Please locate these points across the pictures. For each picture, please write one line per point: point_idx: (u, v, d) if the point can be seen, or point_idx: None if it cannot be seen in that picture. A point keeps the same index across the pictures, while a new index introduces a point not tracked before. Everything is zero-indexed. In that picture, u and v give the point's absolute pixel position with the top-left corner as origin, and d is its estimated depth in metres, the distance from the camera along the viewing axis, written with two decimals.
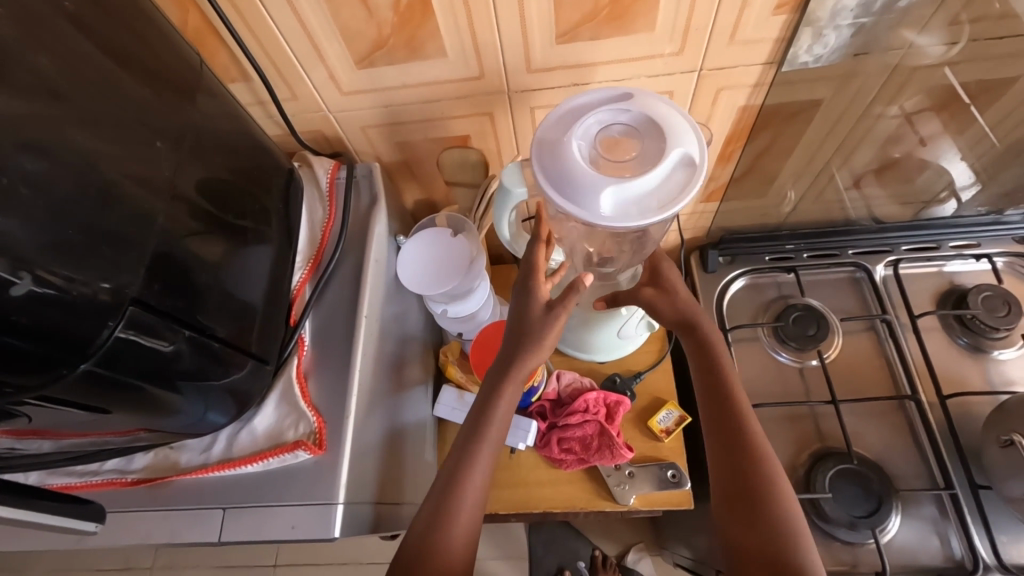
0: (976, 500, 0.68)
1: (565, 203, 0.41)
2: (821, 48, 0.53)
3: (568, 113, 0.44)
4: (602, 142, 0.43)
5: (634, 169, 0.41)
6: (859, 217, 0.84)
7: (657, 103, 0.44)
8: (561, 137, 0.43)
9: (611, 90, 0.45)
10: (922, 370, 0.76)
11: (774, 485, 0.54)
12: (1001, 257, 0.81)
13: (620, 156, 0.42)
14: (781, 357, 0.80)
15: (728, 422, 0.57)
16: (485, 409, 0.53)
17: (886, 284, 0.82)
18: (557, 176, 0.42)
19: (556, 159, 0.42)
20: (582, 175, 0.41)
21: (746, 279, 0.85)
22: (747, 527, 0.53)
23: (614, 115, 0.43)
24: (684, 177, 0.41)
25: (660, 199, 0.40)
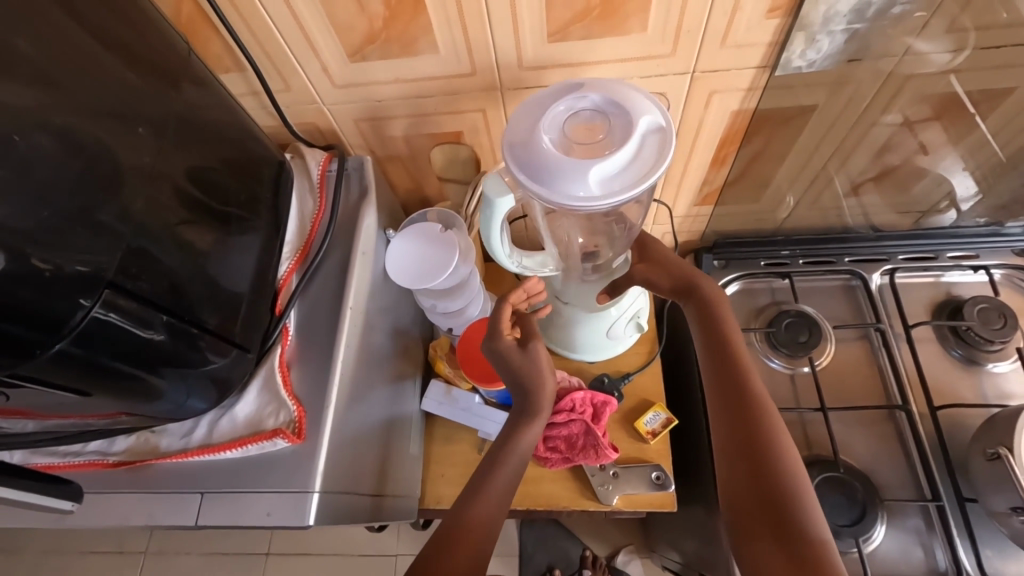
0: (963, 513, 0.68)
1: (548, 188, 0.41)
2: (814, 53, 0.52)
3: (533, 108, 0.45)
4: (571, 130, 0.44)
5: (609, 145, 0.42)
6: (856, 225, 0.83)
7: (616, 86, 0.45)
8: (530, 133, 0.44)
9: (564, 85, 0.47)
10: (914, 381, 0.76)
11: (775, 441, 0.52)
12: (998, 269, 0.81)
13: (591, 137, 0.43)
14: (772, 363, 0.80)
15: (730, 381, 0.56)
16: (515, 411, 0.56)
17: (881, 292, 0.82)
18: (534, 167, 0.42)
19: (530, 153, 0.43)
20: (559, 159, 0.41)
21: (740, 284, 0.85)
22: (749, 483, 0.51)
23: (577, 101, 0.44)
24: (656, 140, 0.41)
25: (642, 167, 0.41)
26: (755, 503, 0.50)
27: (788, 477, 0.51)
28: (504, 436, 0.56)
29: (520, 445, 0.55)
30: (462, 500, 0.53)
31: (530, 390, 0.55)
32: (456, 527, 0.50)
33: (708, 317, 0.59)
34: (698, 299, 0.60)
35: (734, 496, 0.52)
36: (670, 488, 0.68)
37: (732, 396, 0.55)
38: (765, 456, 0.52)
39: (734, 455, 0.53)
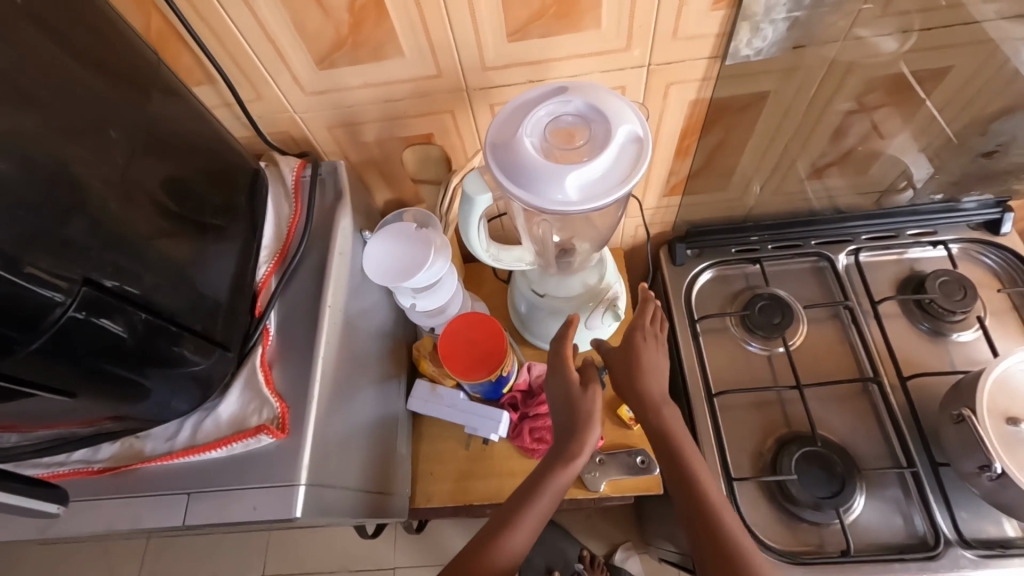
0: (937, 478, 0.70)
1: (529, 195, 0.45)
2: (760, 42, 0.55)
3: (515, 113, 0.48)
4: (553, 133, 0.47)
5: (588, 153, 0.46)
6: (821, 208, 0.86)
7: (594, 90, 0.49)
8: (512, 137, 0.47)
9: (547, 87, 0.49)
10: (884, 354, 0.79)
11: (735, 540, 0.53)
12: (956, 243, 0.84)
13: (572, 143, 0.47)
14: (750, 346, 0.82)
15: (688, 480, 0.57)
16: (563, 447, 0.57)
17: (847, 272, 0.85)
18: (515, 171, 0.45)
19: (512, 157, 0.46)
20: (541, 167, 0.45)
21: (712, 272, 0.88)
22: None
23: (561, 106, 0.47)
24: (634, 150, 0.45)
25: (619, 173, 0.45)
26: None
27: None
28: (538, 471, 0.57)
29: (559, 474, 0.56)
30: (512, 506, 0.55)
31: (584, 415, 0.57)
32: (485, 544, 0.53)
33: (649, 399, 0.59)
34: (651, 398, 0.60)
35: None
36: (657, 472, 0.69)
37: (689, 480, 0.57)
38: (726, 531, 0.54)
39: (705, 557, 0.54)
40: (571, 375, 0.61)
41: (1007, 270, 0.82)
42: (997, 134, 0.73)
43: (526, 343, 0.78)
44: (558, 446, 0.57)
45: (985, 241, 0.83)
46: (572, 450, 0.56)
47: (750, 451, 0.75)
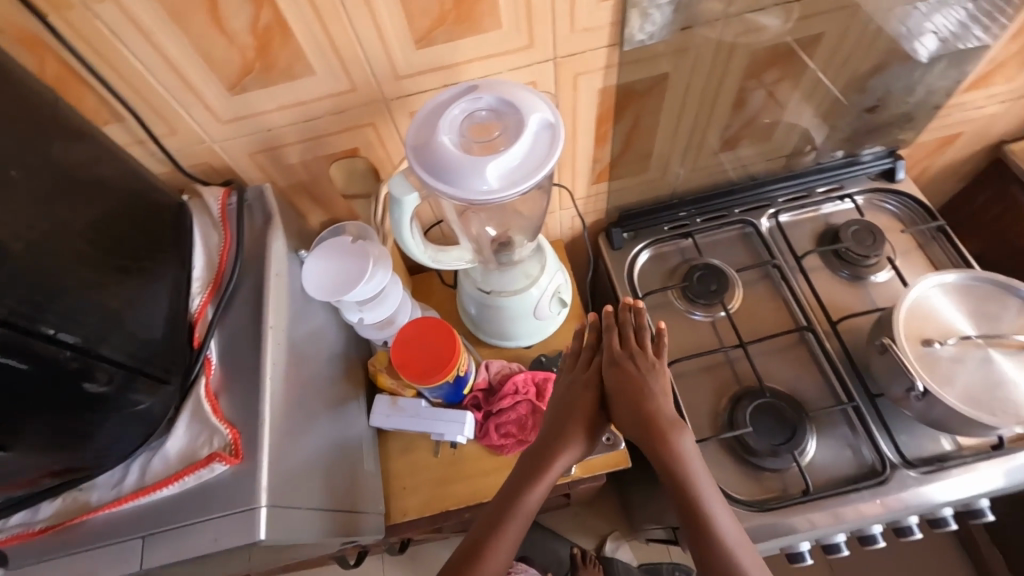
0: (875, 408, 0.76)
1: (455, 189, 0.47)
2: (651, 26, 0.59)
3: (431, 114, 0.50)
4: (470, 128, 0.49)
5: (505, 142, 0.48)
6: (738, 178, 0.92)
7: (503, 85, 0.51)
8: (430, 137, 0.48)
9: (458, 88, 0.52)
10: (813, 304, 0.84)
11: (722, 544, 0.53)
12: (860, 195, 0.92)
13: (489, 136, 0.49)
14: (695, 315, 0.86)
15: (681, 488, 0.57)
16: (546, 452, 0.60)
17: (771, 234, 0.91)
18: (438, 168, 0.47)
19: (432, 156, 0.47)
20: (461, 161, 0.46)
21: (650, 251, 0.92)
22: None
23: (473, 103, 0.50)
24: (548, 135, 0.48)
25: (536, 158, 0.47)
26: None
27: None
28: (522, 479, 0.60)
29: (538, 482, 0.59)
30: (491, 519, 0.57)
31: (565, 422, 0.62)
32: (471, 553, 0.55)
33: (653, 421, 0.59)
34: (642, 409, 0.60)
35: None
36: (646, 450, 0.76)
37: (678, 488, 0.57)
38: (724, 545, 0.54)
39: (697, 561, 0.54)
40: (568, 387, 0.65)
41: (906, 212, 0.91)
42: (875, 91, 0.81)
43: (481, 343, 0.79)
44: (541, 452, 0.61)
45: (885, 189, 0.91)
46: (564, 458, 0.60)
47: (708, 413, 0.79)
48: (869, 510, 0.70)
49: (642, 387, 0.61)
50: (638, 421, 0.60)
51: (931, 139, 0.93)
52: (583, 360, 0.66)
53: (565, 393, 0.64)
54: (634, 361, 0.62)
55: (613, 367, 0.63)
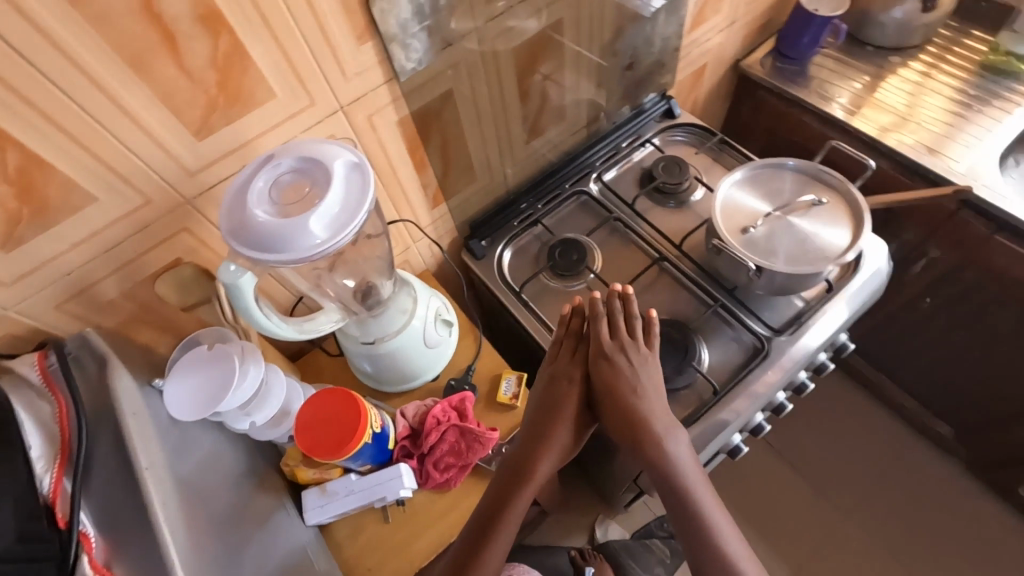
0: (737, 298, 0.87)
1: (288, 254, 0.47)
2: (415, 54, 0.65)
3: (237, 195, 0.49)
4: (280, 194, 0.50)
5: (320, 194, 0.49)
6: (557, 159, 1.02)
7: (297, 145, 0.52)
8: (244, 216, 0.48)
9: (255, 161, 0.52)
10: (658, 237, 0.96)
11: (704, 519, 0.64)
12: (655, 137, 1.06)
13: (302, 194, 0.50)
14: (571, 287, 0.93)
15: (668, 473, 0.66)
16: (537, 450, 0.67)
17: (602, 194, 1.01)
18: (264, 241, 0.47)
19: (253, 233, 0.47)
20: (284, 226, 0.47)
21: (511, 248, 0.97)
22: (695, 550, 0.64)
23: (275, 169, 0.50)
24: (358, 175, 0.50)
25: (354, 199, 0.49)
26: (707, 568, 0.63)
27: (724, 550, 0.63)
28: (513, 478, 0.66)
29: (528, 485, 0.66)
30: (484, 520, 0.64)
31: (552, 420, 0.68)
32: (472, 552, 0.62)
33: (641, 417, 0.67)
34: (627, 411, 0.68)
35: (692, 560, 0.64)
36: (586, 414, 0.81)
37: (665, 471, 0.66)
38: (699, 513, 0.65)
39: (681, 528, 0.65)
40: (554, 385, 0.71)
41: (694, 138, 1.07)
42: (625, 51, 0.94)
43: (389, 395, 0.78)
44: (531, 452, 0.67)
45: (670, 126, 1.07)
46: (549, 456, 0.67)
47: None
48: (768, 381, 0.80)
49: (630, 379, 0.69)
50: (628, 410, 0.68)
51: (686, 76, 1.10)
52: (571, 355, 0.72)
53: (553, 387, 0.70)
54: (623, 354, 0.70)
55: (602, 361, 0.69)
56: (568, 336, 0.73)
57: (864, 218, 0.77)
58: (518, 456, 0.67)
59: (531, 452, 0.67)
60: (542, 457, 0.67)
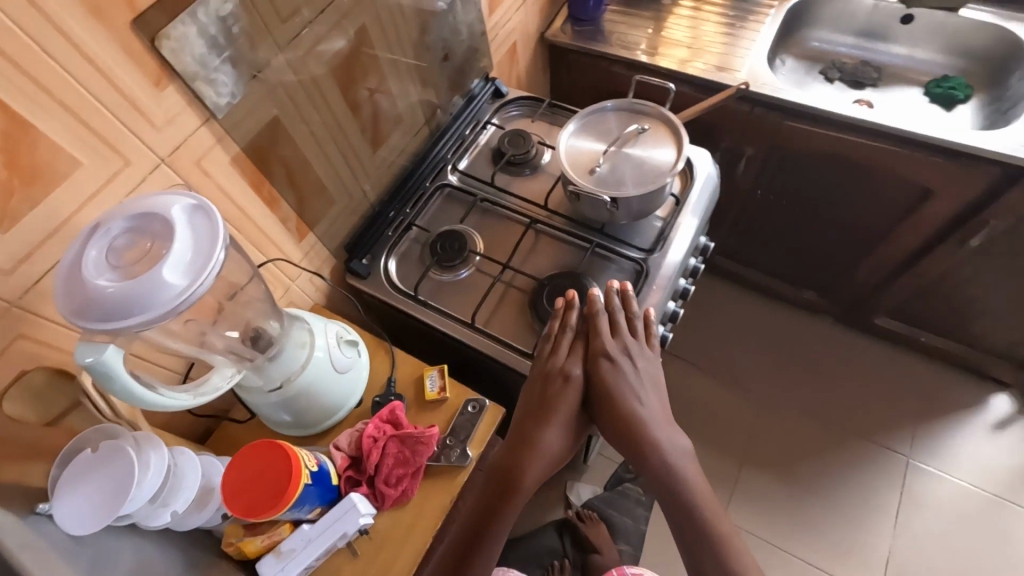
0: (607, 235, 0.97)
1: (150, 314, 0.44)
2: (224, 87, 0.64)
3: (71, 274, 0.46)
4: (121, 258, 0.46)
5: (165, 245, 0.47)
6: (410, 161, 1.04)
7: (124, 206, 0.49)
8: (86, 291, 0.45)
9: (81, 235, 0.48)
10: (525, 205, 1.02)
11: (693, 502, 0.72)
12: (493, 118, 1.13)
13: (145, 251, 0.47)
14: (463, 274, 0.96)
15: (659, 466, 0.74)
16: (528, 444, 0.75)
17: (462, 182, 1.06)
18: (117, 308, 0.44)
19: (102, 304, 0.44)
20: (135, 287, 0.44)
21: (394, 257, 0.98)
22: (682, 528, 0.72)
23: (107, 236, 0.47)
24: (201, 215, 0.49)
25: (205, 238, 0.47)
26: (698, 549, 0.70)
27: (713, 528, 0.71)
28: (506, 477, 0.74)
29: (523, 484, 0.73)
30: (480, 522, 0.71)
31: (547, 418, 0.77)
32: (467, 552, 0.69)
33: (633, 416, 0.77)
34: (622, 412, 0.77)
35: (683, 541, 0.71)
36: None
37: (658, 463, 0.74)
38: (689, 495, 0.73)
39: (671, 511, 0.73)
40: (552, 387, 0.79)
41: (527, 109, 1.14)
42: (437, 45, 0.98)
43: (317, 436, 0.75)
44: (525, 447, 0.75)
45: (503, 104, 1.14)
46: (548, 457, 0.75)
47: (525, 327, 0.90)
48: (655, 298, 0.90)
49: (627, 377, 0.79)
50: (626, 404, 0.77)
51: (502, 56, 1.18)
52: (579, 354, 0.81)
53: (554, 383, 0.79)
54: (622, 353, 0.80)
55: (606, 361, 0.79)
56: (567, 332, 0.82)
57: (680, 131, 0.88)
58: (508, 462, 0.75)
59: (524, 449, 0.75)
60: (531, 458, 0.75)
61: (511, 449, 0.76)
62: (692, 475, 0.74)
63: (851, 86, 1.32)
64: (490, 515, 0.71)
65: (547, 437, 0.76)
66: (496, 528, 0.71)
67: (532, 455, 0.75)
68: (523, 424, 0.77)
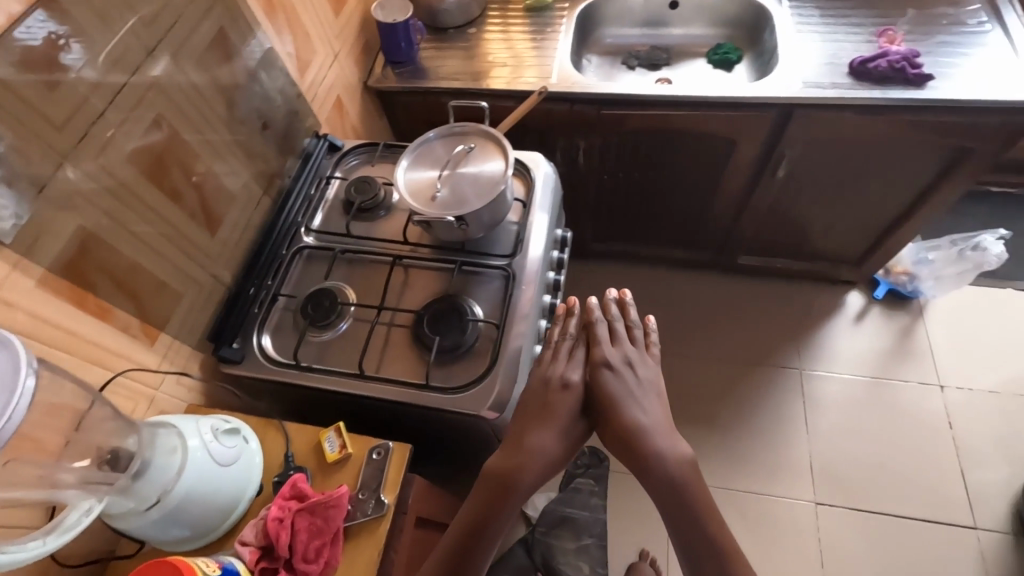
0: (470, 252, 1.01)
1: None
2: (4, 211, 0.60)
3: None
4: None
5: None
6: (259, 234, 1.02)
7: None
8: None
9: None
10: (386, 245, 1.04)
11: (695, 509, 0.76)
12: (335, 172, 1.14)
13: None
14: (342, 327, 0.96)
15: (667, 478, 0.78)
16: (519, 445, 0.81)
17: (319, 240, 1.05)
18: None
19: None
20: None
21: (268, 332, 0.95)
22: (677, 528, 0.76)
23: None
24: None
25: None
26: (698, 552, 0.74)
27: (716, 534, 0.75)
28: (499, 481, 0.79)
29: (517, 484, 0.78)
30: (471, 526, 0.76)
31: (545, 420, 0.82)
32: (459, 556, 0.74)
33: (638, 427, 0.81)
34: (629, 423, 0.82)
35: (682, 544, 0.76)
36: (457, 404, 0.85)
37: (665, 474, 0.78)
38: (692, 504, 0.77)
39: (671, 515, 0.77)
40: (553, 394, 0.84)
41: (367, 154, 1.17)
42: (253, 115, 0.98)
43: (222, 538, 0.71)
44: (517, 449, 0.81)
45: (341, 156, 1.15)
46: (550, 452, 0.81)
47: (415, 360, 0.91)
48: (528, 296, 0.95)
49: (631, 387, 0.84)
50: (628, 410, 0.83)
51: (329, 111, 1.20)
52: (586, 357, 0.87)
53: (555, 387, 0.84)
54: (624, 364, 0.86)
55: (609, 370, 0.84)
56: (569, 337, 0.89)
57: (504, 143, 0.94)
58: (504, 470, 0.79)
59: (519, 453, 0.80)
60: (525, 460, 0.80)
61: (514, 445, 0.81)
62: (698, 486, 0.78)
63: (650, 69, 1.50)
64: (483, 521, 0.76)
65: (542, 440, 0.81)
66: (485, 527, 0.76)
67: (524, 453, 0.80)
68: (526, 423, 0.82)
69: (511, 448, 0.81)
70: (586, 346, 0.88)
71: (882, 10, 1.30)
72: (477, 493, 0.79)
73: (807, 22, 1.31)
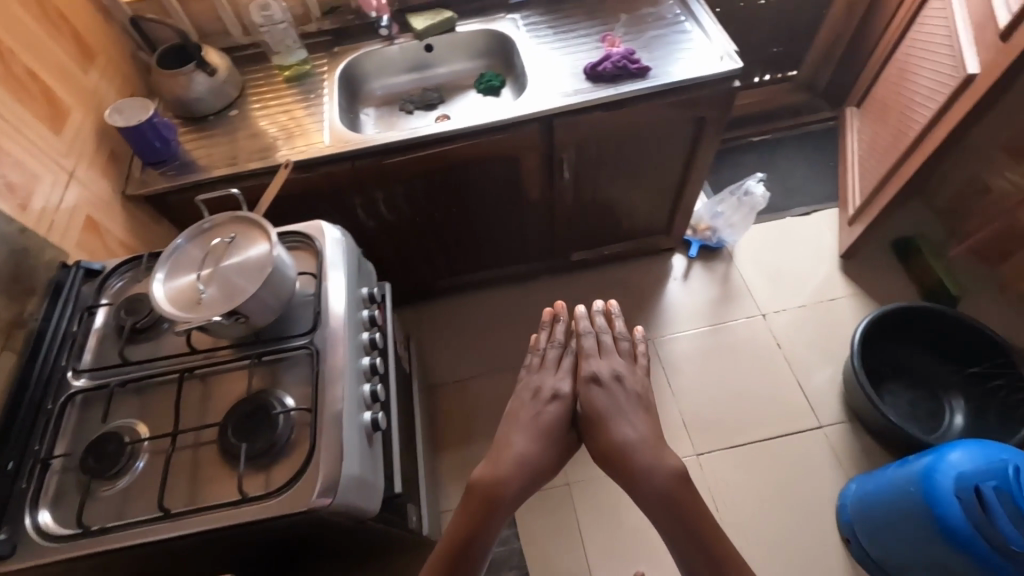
0: (268, 340, 0.96)
1: None
2: None
3: None
4: None
5: None
6: (9, 397, 0.88)
7: None
8: None
9: None
10: (174, 359, 0.95)
11: (682, 513, 0.95)
12: (101, 297, 1.02)
13: None
14: (138, 466, 0.85)
15: (663, 489, 0.98)
16: (506, 449, 1.06)
17: (93, 378, 0.93)
18: None
19: None
20: None
21: (45, 504, 0.82)
22: (667, 528, 0.96)
23: None
24: None
25: None
26: (690, 545, 0.93)
27: (706, 534, 0.94)
28: (494, 483, 1.01)
29: (508, 480, 1.01)
30: (462, 523, 0.96)
31: (537, 429, 1.09)
32: (455, 550, 0.92)
33: (626, 442, 1.05)
34: (615, 432, 1.06)
35: (678, 547, 0.95)
36: (280, 508, 0.79)
37: (659, 486, 0.99)
38: (681, 509, 0.96)
39: (664, 517, 0.97)
40: (546, 404, 1.12)
41: (132, 270, 1.06)
42: None
43: None
44: (500, 456, 1.05)
45: (103, 278, 1.04)
46: (530, 447, 1.06)
47: (228, 475, 0.84)
48: (337, 368, 0.92)
49: (616, 397, 1.10)
50: (594, 406, 1.09)
51: (80, 234, 1.09)
52: (573, 367, 1.17)
53: (545, 397, 1.12)
54: (610, 378, 1.12)
55: (591, 379, 1.12)
56: (561, 351, 1.19)
57: (265, 226, 0.91)
58: (497, 480, 1.01)
59: (513, 458, 1.04)
60: (515, 463, 1.04)
61: (506, 446, 1.07)
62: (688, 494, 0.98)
63: (427, 110, 1.56)
64: (479, 521, 0.95)
65: (522, 445, 1.06)
66: (473, 523, 0.95)
67: (505, 458, 1.04)
68: (518, 427, 1.09)
69: (505, 450, 1.06)
70: (576, 368, 1.16)
71: (602, 18, 1.48)
72: (466, 503, 0.99)
73: (544, 40, 1.46)
